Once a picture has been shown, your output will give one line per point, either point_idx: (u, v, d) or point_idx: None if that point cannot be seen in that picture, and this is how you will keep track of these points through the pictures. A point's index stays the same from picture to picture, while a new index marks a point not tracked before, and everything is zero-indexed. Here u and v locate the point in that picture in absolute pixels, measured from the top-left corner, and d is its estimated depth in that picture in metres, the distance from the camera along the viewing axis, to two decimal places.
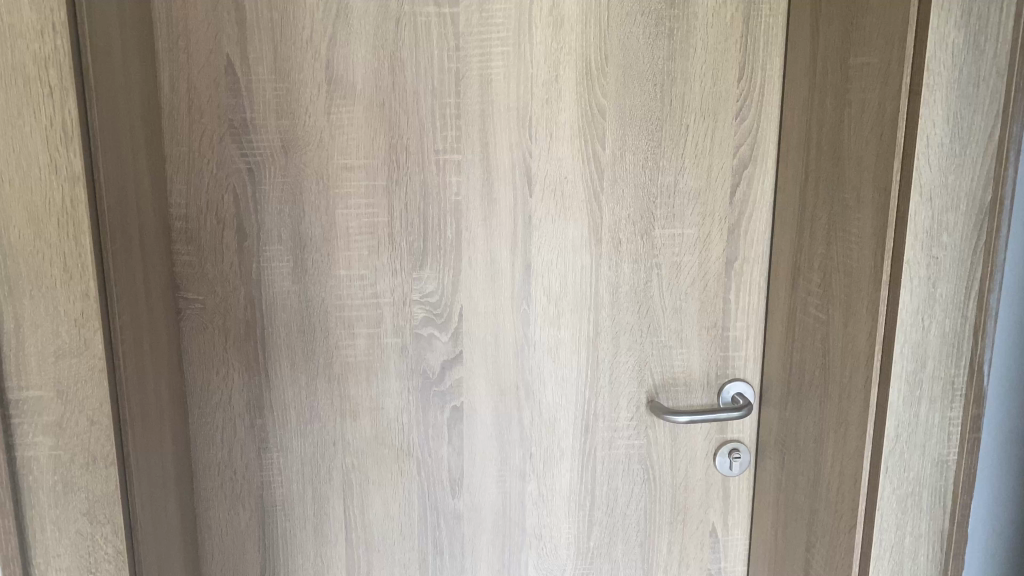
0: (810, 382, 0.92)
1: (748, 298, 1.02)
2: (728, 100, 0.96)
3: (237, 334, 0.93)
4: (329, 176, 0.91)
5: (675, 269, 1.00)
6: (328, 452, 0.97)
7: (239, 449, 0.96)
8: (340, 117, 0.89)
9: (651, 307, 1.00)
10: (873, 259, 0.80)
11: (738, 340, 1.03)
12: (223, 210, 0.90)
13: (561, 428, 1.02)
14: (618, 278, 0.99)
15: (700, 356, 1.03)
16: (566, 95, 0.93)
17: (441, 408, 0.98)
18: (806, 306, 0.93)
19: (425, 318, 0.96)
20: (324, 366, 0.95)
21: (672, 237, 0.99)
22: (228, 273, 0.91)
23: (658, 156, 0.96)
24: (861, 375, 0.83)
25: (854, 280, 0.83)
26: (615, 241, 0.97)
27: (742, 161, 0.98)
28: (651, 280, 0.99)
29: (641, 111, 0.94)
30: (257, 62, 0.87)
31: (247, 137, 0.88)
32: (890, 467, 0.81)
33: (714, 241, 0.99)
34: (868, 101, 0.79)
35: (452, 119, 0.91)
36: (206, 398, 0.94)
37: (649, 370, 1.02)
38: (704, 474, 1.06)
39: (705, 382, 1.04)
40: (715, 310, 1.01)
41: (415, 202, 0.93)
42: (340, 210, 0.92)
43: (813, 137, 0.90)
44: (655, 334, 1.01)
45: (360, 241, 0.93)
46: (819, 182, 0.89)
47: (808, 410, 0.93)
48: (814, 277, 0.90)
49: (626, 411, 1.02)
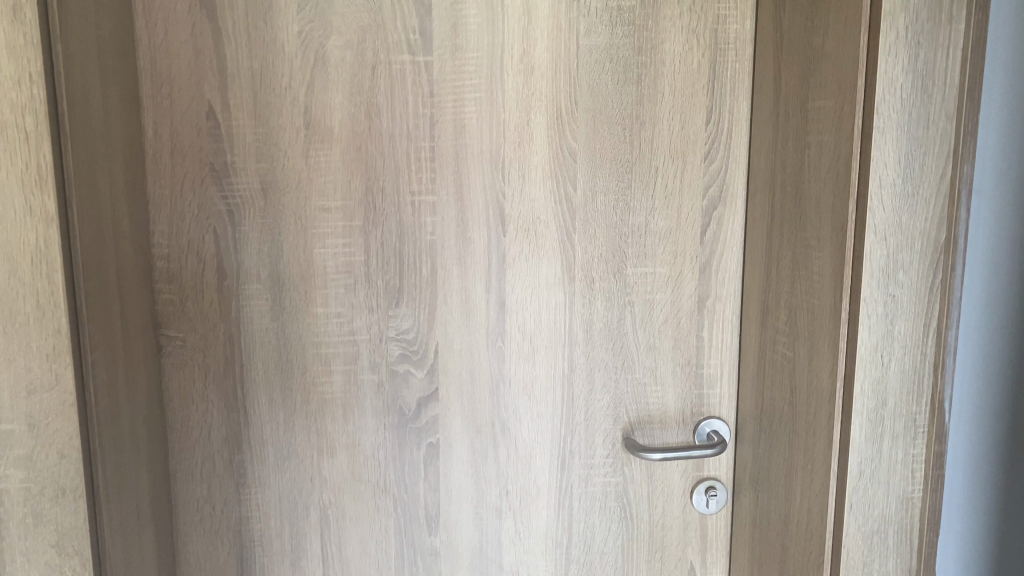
0: (780, 419, 0.93)
1: (722, 336, 1.03)
2: (697, 142, 0.98)
3: (217, 371, 0.95)
4: (307, 216, 0.93)
5: (648, 307, 1.01)
6: (305, 488, 0.99)
7: (218, 484, 0.97)
8: (318, 160, 0.92)
9: (625, 344, 1.02)
10: (833, 297, 0.81)
11: (712, 378, 1.04)
12: (204, 249, 0.92)
13: (538, 465, 1.02)
14: (592, 316, 1.00)
15: (676, 393, 1.04)
16: (538, 138, 0.95)
17: (417, 445, 0.99)
18: (775, 344, 0.94)
19: (402, 354, 0.97)
20: (301, 402, 0.97)
21: (644, 275, 1.00)
22: (208, 311, 0.94)
23: (629, 197, 0.98)
24: (825, 412, 0.84)
25: (817, 317, 0.85)
26: (589, 280, 0.99)
27: (712, 202, 1.00)
28: (625, 318, 1.01)
29: (611, 153, 0.97)
30: (238, 108, 0.90)
31: (227, 180, 0.91)
32: (854, 504, 0.82)
33: (686, 279, 1.01)
34: (825, 142, 0.82)
35: (427, 162, 0.94)
36: (186, 433, 0.96)
37: (625, 408, 1.03)
38: (681, 511, 1.06)
39: (680, 419, 1.04)
40: (689, 348, 1.03)
41: (391, 242, 0.95)
42: (318, 250, 0.94)
43: (778, 178, 0.92)
44: (630, 371, 1.02)
45: (337, 279, 0.95)
46: (784, 221, 0.91)
47: (778, 446, 0.94)
48: (782, 314, 0.92)
49: (602, 448, 1.03)
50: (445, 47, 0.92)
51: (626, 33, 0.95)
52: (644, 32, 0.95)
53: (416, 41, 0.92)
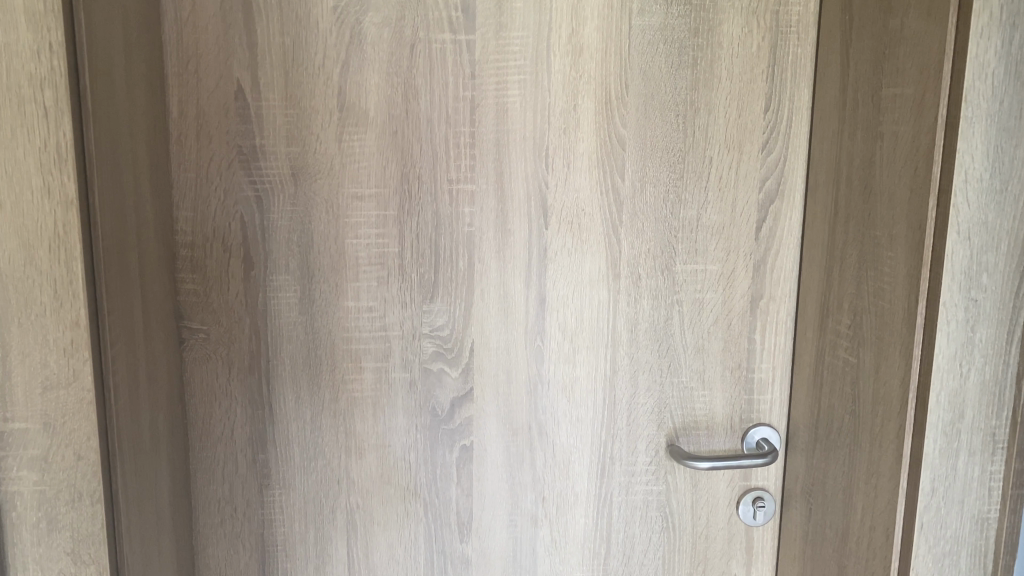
0: (839, 429, 0.87)
1: (775, 339, 0.97)
2: (753, 132, 0.92)
3: (241, 366, 0.90)
4: (339, 205, 0.88)
5: (697, 307, 0.95)
6: (332, 490, 0.94)
7: (240, 485, 0.92)
8: (351, 144, 0.87)
9: (672, 346, 0.96)
10: (906, 301, 0.75)
11: (763, 383, 0.98)
12: (230, 238, 0.87)
13: (576, 471, 0.97)
14: (637, 315, 0.95)
15: (724, 398, 0.98)
16: (585, 125, 0.90)
17: (450, 447, 0.94)
18: (836, 349, 0.88)
19: (436, 352, 0.92)
20: (330, 401, 0.92)
21: (694, 273, 0.94)
22: (233, 303, 0.89)
23: (680, 189, 0.92)
24: (893, 424, 0.78)
25: (887, 322, 0.79)
26: (635, 276, 0.94)
27: (768, 195, 0.94)
28: (672, 318, 0.95)
29: (662, 142, 0.91)
30: (268, 88, 0.85)
31: (256, 164, 0.86)
32: (925, 524, 0.76)
33: (738, 278, 0.95)
34: (902, 133, 0.75)
35: (466, 149, 0.88)
36: (208, 431, 0.91)
37: (670, 413, 0.97)
38: (726, 523, 1.01)
39: (728, 426, 0.99)
40: (740, 350, 0.97)
41: (427, 233, 0.90)
42: (350, 240, 0.89)
43: (843, 171, 0.86)
44: (676, 374, 0.96)
45: (369, 272, 0.90)
46: (851, 217, 0.85)
47: (837, 458, 0.88)
48: (845, 317, 0.86)
49: (644, 455, 0.98)
50: (488, 25, 0.86)
51: (682, 14, 0.89)
52: (700, 13, 0.89)
53: (458, 19, 0.86)
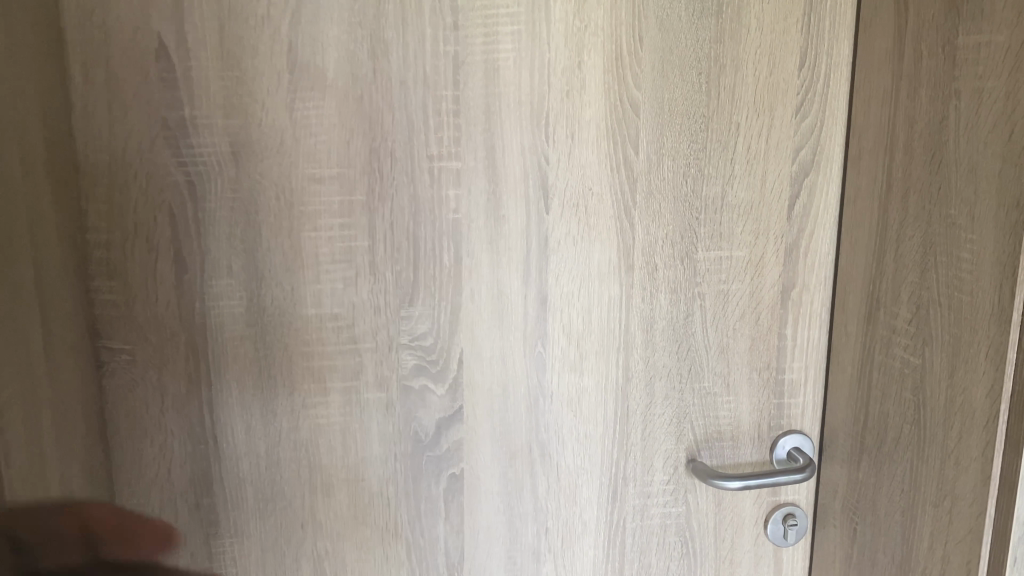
0: (896, 441, 0.74)
1: (808, 334, 0.84)
2: (786, 92, 0.78)
3: (176, 392, 0.73)
4: (293, 190, 0.71)
5: (721, 300, 0.81)
6: (295, 536, 0.78)
7: (182, 536, 0.76)
8: (306, 115, 0.70)
9: (692, 347, 0.82)
10: (995, 293, 0.62)
11: (795, 385, 0.85)
12: (156, 235, 0.70)
13: (584, 497, 0.83)
14: (653, 313, 0.80)
15: (750, 404, 0.85)
16: (591, 86, 0.74)
17: (436, 478, 0.79)
18: (891, 347, 0.75)
19: (417, 366, 0.76)
20: (288, 430, 0.75)
21: (718, 260, 0.80)
22: (163, 316, 0.71)
23: (702, 162, 0.78)
24: (976, 439, 0.65)
25: (965, 318, 0.66)
26: (650, 267, 0.79)
27: (802, 168, 0.80)
28: (692, 314, 0.81)
29: (682, 106, 0.76)
30: (198, 44, 0.67)
31: (186, 142, 0.69)
32: (1020, 559, 0.63)
33: (767, 266, 0.81)
34: (989, 90, 0.62)
35: (449, 117, 0.72)
36: (138, 473, 0.74)
37: (690, 424, 0.84)
38: (752, 545, 0.88)
39: (755, 436, 0.85)
40: (769, 349, 0.83)
41: (402, 223, 0.73)
42: (307, 233, 0.72)
43: (899, 137, 0.72)
44: (697, 379, 0.83)
45: (333, 271, 0.73)
46: (910, 193, 0.71)
47: (893, 474, 0.75)
48: (902, 311, 0.73)
49: (661, 474, 0.84)
50: None
51: None
52: None
53: None
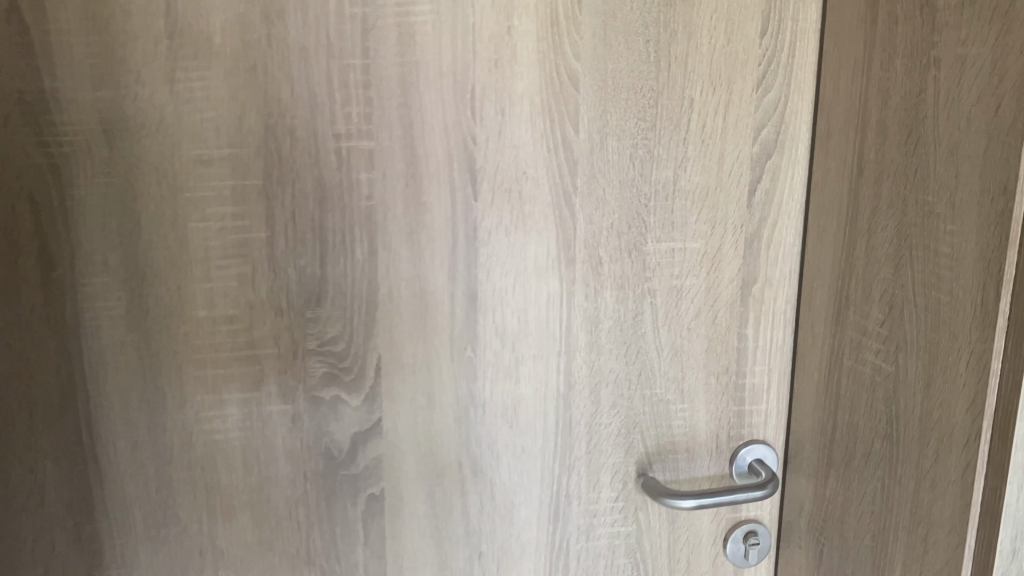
0: (866, 456, 0.66)
1: (771, 335, 0.75)
2: (746, 63, 0.69)
3: (47, 407, 0.63)
4: (176, 174, 0.62)
5: (674, 298, 0.73)
6: (193, 565, 0.69)
7: (61, 569, 0.67)
8: (190, 87, 0.60)
9: (643, 349, 0.73)
10: (977, 294, 0.54)
11: (757, 390, 0.76)
12: (16, 227, 0.60)
13: (522, 517, 0.74)
14: (598, 312, 0.71)
15: (708, 412, 0.76)
16: (524, 55, 0.65)
17: (353, 499, 0.70)
18: (861, 351, 0.66)
19: (327, 374, 0.67)
20: (181, 447, 0.66)
21: (670, 253, 0.72)
22: (29, 320, 0.62)
23: (652, 143, 0.69)
24: (955, 460, 0.57)
25: (943, 321, 0.57)
26: (594, 260, 0.70)
27: (765, 149, 0.71)
28: (642, 313, 0.72)
29: (628, 78, 0.67)
30: (56, 4, 0.57)
31: (47, 119, 0.59)
32: None
33: (726, 259, 0.73)
34: (974, 57, 0.53)
35: (358, 91, 0.63)
36: (6, 499, 0.64)
37: (640, 435, 0.75)
38: (710, 565, 0.80)
39: (713, 447, 0.77)
40: (728, 351, 0.75)
41: (306, 211, 0.64)
42: (195, 224, 0.63)
43: (871, 113, 0.64)
44: (648, 386, 0.74)
45: (226, 267, 0.64)
46: (884, 178, 0.63)
47: (862, 493, 0.67)
48: (874, 311, 0.64)
49: (608, 490, 0.75)
50: None
51: None
52: None
53: None
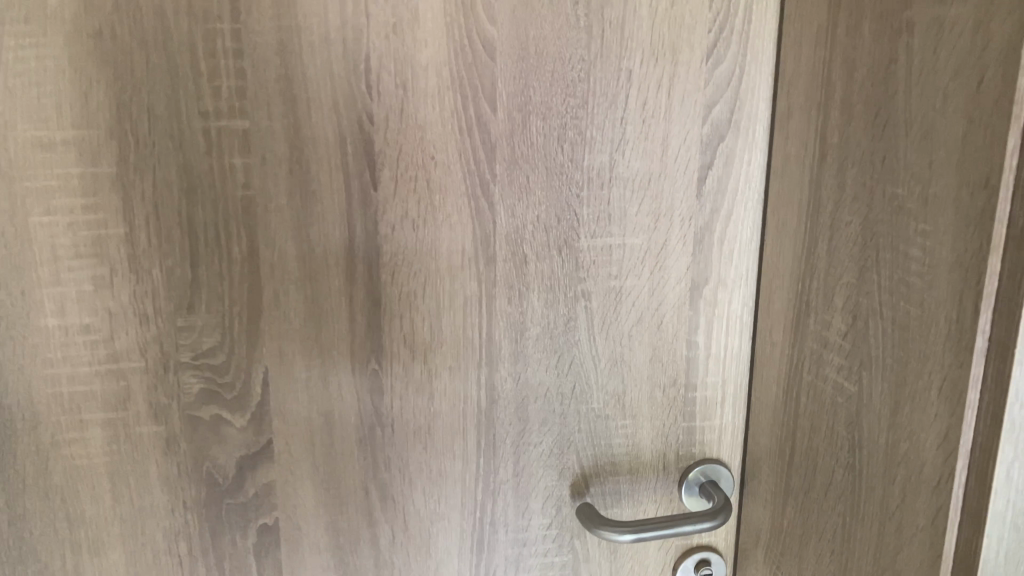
0: (827, 488, 0.57)
1: (724, 342, 0.66)
2: (694, 29, 0.59)
3: None
4: (11, 160, 0.52)
5: (613, 301, 0.63)
6: None
7: None
8: (21, 56, 0.51)
9: (577, 359, 0.64)
10: (952, 309, 0.45)
11: (709, 404, 0.68)
12: None
13: (441, 548, 0.65)
14: (523, 318, 0.62)
15: (653, 428, 0.67)
16: (427, 19, 0.55)
17: (243, 530, 0.61)
18: (822, 366, 0.57)
19: (206, 391, 0.58)
20: (35, 476, 0.57)
21: (607, 250, 0.62)
22: None
23: (583, 122, 0.59)
24: (923, 504, 0.48)
25: (912, 338, 0.48)
26: (517, 259, 0.61)
27: (716, 129, 0.61)
28: (575, 318, 0.63)
29: (554, 47, 0.57)
30: None
31: None
32: None
33: (672, 256, 0.63)
34: (952, 20, 0.43)
35: (228, 61, 0.53)
36: None
37: (576, 455, 0.66)
38: None
39: (660, 467, 0.68)
40: (675, 361, 0.66)
41: (171, 203, 0.54)
42: (37, 218, 0.53)
43: (836, 89, 0.54)
44: (584, 400, 0.65)
45: (78, 268, 0.54)
46: (850, 166, 0.53)
47: (822, 527, 0.58)
48: (837, 321, 0.55)
49: (540, 517, 0.67)
50: None
51: None
52: None
53: None
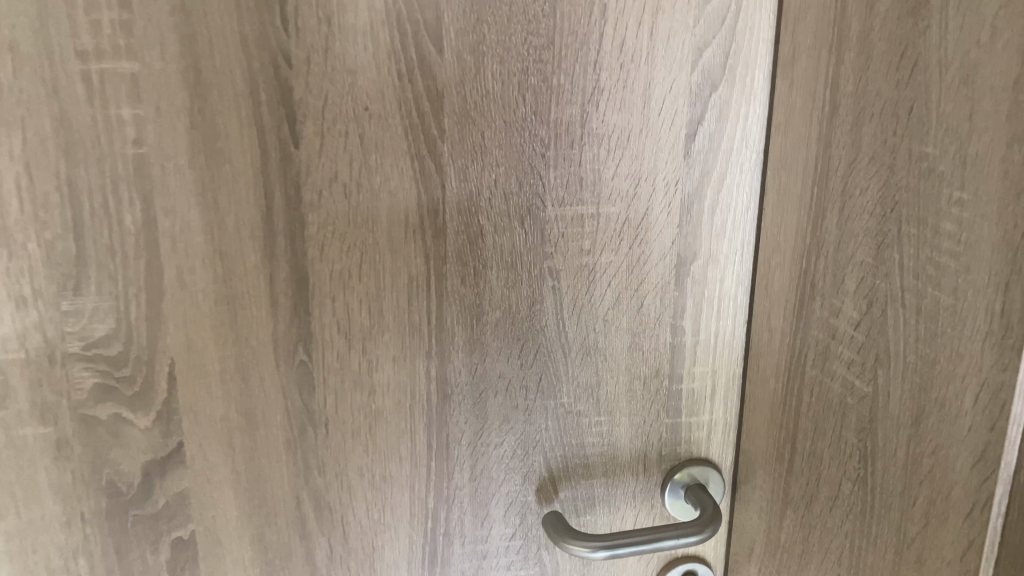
0: (832, 502, 0.49)
1: (715, 326, 0.57)
2: None
3: None
4: None
5: (586, 280, 0.54)
6: None
7: None
8: None
9: (543, 348, 0.55)
10: (996, 298, 0.35)
11: (697, 397, 0.59)
12: None
13: (387, 562, 0.57)
14: (480, 300, 0.53)
15: (632, 426, 0.58)
16: None
17: (154, 545, 0.53)
18: (829, 359, 0.48)
19: (102, 387, 0.49)
20: None
21: (579, 221, 0.53)
22: None
23: (549, 67, 0.50)
24: (951, 535, 0.39)
25: (942, 333, 0.39)
26: (472, 231, 0.52)
27: (708, 77, 0.52)
28: (542, 300, 0.54)
29: None
30: None
31: None
32: None
33: (655, 228, 0.54)
34: None
35: None
36: None
37: (543, 457, 0.57)
38: None
39: (640, 469, 0.60)
40: (659, 349, 0.57)
41: (48, 163, 0.45)
42: None
43: (851, 25, 0.44)
44: (552, 395, 0.56)
45: None
46: (867, 119, 0.44)
47: (825, 546, 0.50)
48: (848, 307, 0.46)
49: (502, 526, 0.58)
50: None
51: None
52: None
53: None
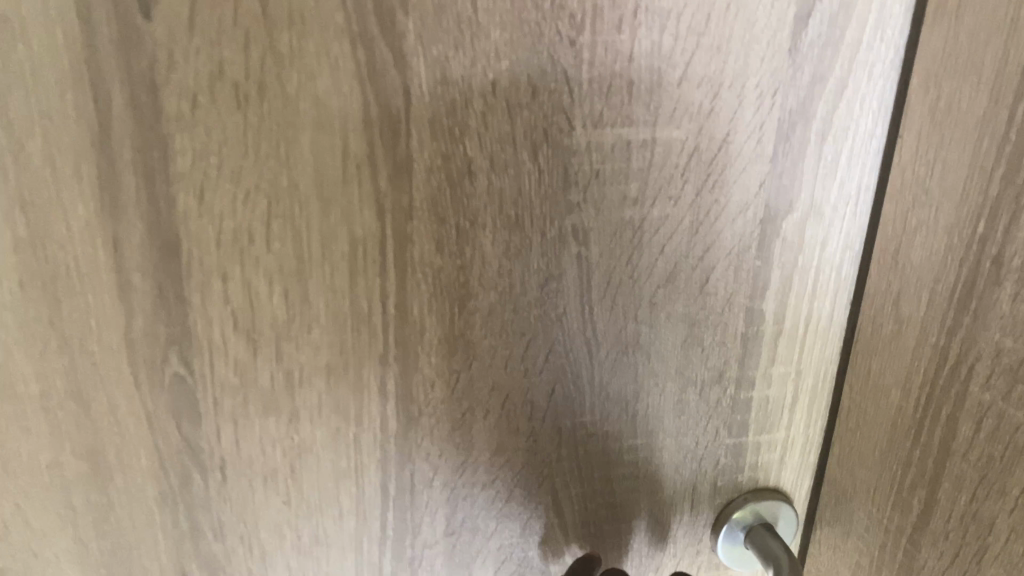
0: None
1: (806, 311, 0.39)
2: None
3: None
4: None
5: (631, 244, 0.35)
6: None
7: None
8: None
9: (561, 346, 0.36)
10: None
11: (770, 408, 0.41)
12: None
13: None
14: (467, 276, 0.34)
15: (678, 450, 0.41)
16: None
17: None
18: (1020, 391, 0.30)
19: None
20: None
21: (626, 154, 0.33)
22: None
23: None
24: None
25: None
26: (456, 167, 0.32)
27: None
28: (563, 276, 0.35)
29: None
30: None
31: None
32: None
33: (736, 166, 0.35)
34: None
35: None
36: None
37: (552, 495, 0.40)
38: None
39: (690, 506, 0.42)
40: (724, 344, 0.38)
41: None
42: None
43: None
44: (568, 410, 0.38)
45: None
46: None
47: None
48: None
49: None
50: None
51: None
52: None
53: None
